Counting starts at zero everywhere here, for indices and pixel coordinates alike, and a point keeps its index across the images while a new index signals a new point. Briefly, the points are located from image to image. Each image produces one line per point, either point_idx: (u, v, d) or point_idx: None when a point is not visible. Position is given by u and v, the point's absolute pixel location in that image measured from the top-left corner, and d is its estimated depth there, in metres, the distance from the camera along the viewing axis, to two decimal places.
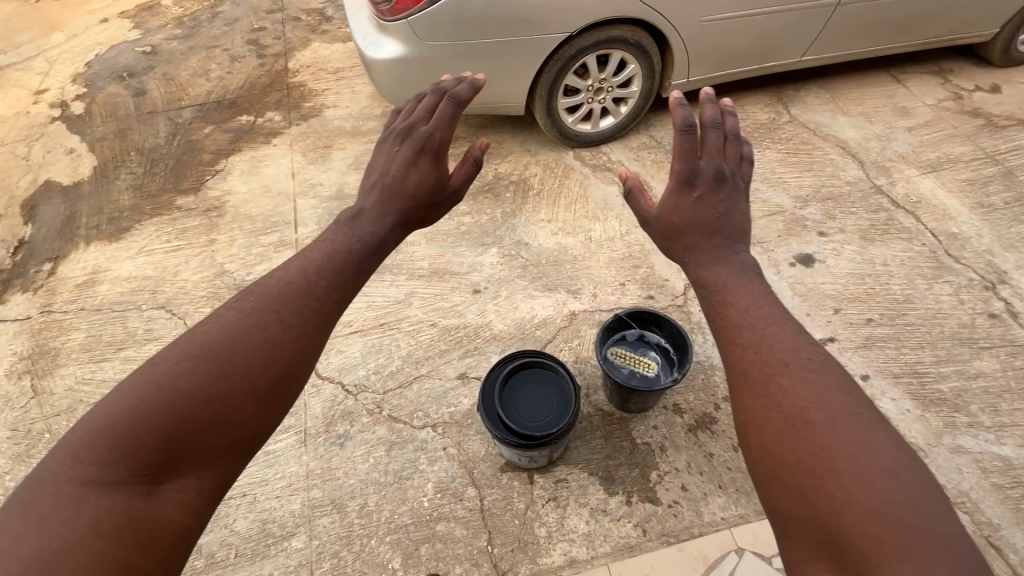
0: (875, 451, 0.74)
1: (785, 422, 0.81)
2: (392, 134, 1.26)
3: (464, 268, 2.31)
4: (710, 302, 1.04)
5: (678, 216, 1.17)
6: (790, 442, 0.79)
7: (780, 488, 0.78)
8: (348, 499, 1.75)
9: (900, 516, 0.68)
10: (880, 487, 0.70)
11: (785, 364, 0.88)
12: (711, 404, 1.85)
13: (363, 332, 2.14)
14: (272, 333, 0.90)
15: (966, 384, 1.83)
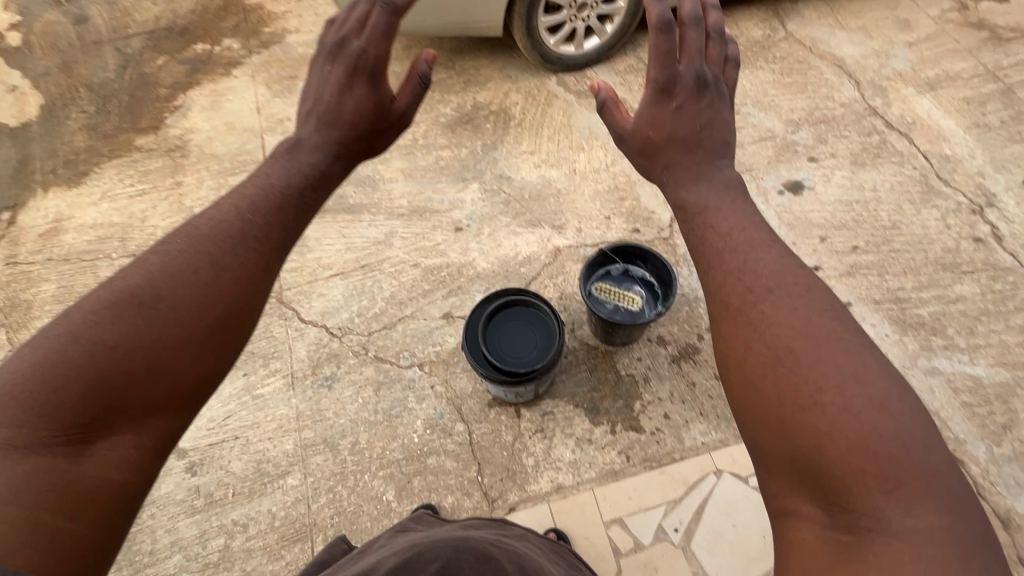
0: (862, 382, 0.74)
1: (768, 354, 0.80)
2: (322, 55, 1.21)
3: (445, 206, 2.23)
4: (690, 226, 1.05)
5: (655, 131, 1.17)
6: (773, 375, 0.78)
7: (761, 421, 0.78)
8: (339, 438, 1.78)
9: (883, 447, 0.69)
10: (866, 420, 0.70)
11: (768, 292, 0.86)
12: (694, 335, 1.87)
13: (344, 274, 2.10)
14: (204, 276, 0.87)
15: (945, 308, 1.85)
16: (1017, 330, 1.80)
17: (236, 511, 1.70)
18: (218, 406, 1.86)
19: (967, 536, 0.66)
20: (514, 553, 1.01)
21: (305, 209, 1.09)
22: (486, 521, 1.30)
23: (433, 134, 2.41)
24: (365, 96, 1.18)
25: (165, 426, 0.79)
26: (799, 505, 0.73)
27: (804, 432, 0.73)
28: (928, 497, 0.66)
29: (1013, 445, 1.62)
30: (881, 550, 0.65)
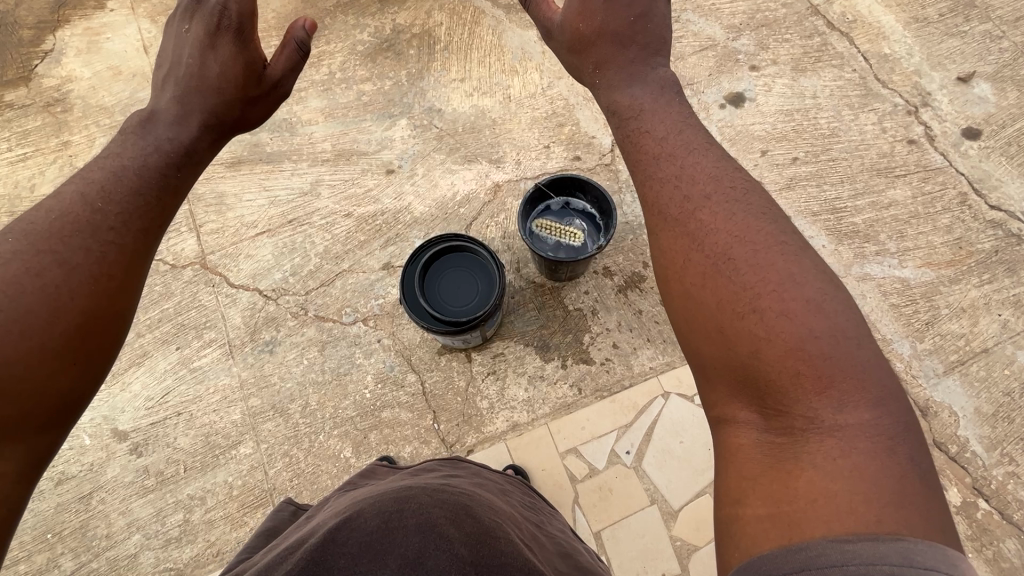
0: (798, 283, 0.73)
1: (707, 263, 0.78)
2: (180, 14, 1.10)
3: (372, 148, 2.07)
4: (624, 131, 0.99)
5: (586, 23, 1.08)
6: (713, 284, 0.77)
7: (702, 332, 0.77)
8: (288, 402, 1.73)
9: (817, 347, 0.69)
10: (801, 322, 0.70)
11: (708, 202, 0.83)
12: (639, 263, 1.85)
13: (272, 232, 1.95)
14: (51, 280, 0.75)
15: (878, 214, 1.89)
16: (943, 230, 1.85)
17: (191, 485, 1.65)
18: (154, 383, 1.77)
19: (894, 428, 0.67)
20: (453, 492, 1.01)
21: (169, 192, 0.95)
22: (440, 463, 1.31)
23: (350, 66, 2.19)
24: (229, 40, 1.07)
25: (25, 449, 0.70)
26: (737, 410, 0.73)
27: (741, 341, 0.72)
28: (858, 390, 0.67)
29: (934, 340, 1.71)
30: (811, 446, 0.66)
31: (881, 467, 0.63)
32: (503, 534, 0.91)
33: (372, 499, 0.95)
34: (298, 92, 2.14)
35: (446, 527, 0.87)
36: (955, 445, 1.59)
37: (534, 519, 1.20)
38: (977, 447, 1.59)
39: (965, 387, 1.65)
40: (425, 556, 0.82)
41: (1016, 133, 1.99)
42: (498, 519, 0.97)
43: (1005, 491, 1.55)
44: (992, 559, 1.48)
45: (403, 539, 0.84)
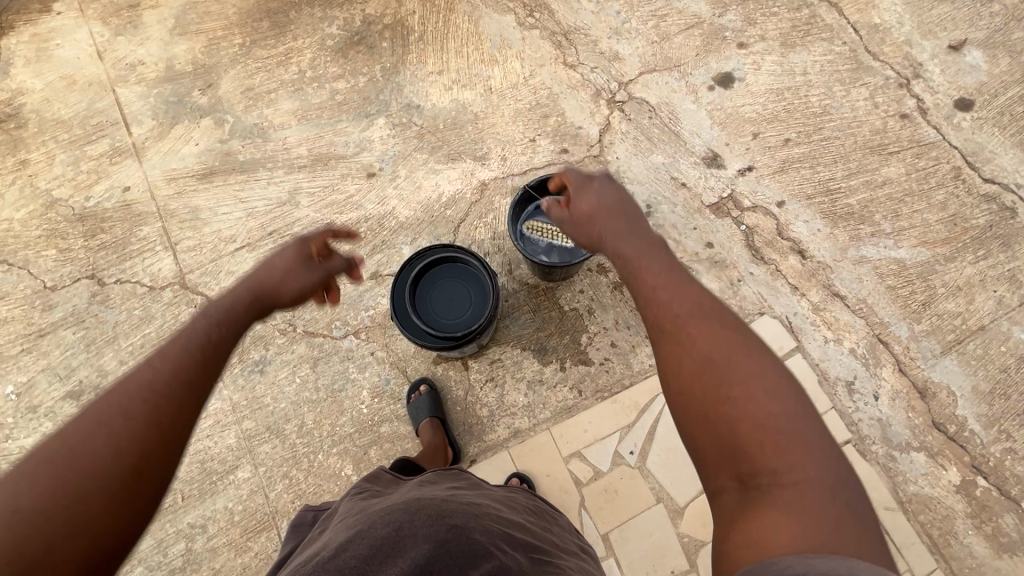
0: (759, 368, 0.72)
1: (688, 359, 0.76)
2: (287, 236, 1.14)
3: (350, 150, 1.98)
4: (627, 274, 0.92)
5: (587, 207, 1.04)
6: (692, 376, 0.74)
7: (690, 420, 0.74)
8: (284, 422, 1.69)
9: (780, 423, 0.67)
10: (763, 398, 0.69)
11: (682, 303, 0.82)
12: None
13: (252, 246, 1.87)
14: (110, 440, 0.69)
15: (872, 193, 1.86)
16: (938, 207, 1.83)
17: (191, 514, 1.62)
18: None
19: (851, 494, 0.65)
20: (466, 503, 0.98)
21: (217, 348, 0.85)
22: (444, 474, 1.27)
23: (321, 63, 2.08)
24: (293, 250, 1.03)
25: None
26: (722, 482, 0.71)
27: (718, 422, 0.70)
28: (808, 447, 0.66)
29: (931, 320, 1.70)
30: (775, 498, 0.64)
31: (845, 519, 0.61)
32: (507, 549, 0.88)
33: (383, 509, 0.94)
34: (268, 94, 2.04)
35: (456, 532, 0.87)
36: (954, 424, 1.60)
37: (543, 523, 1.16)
38: (976, 425, 1.60)
39: (962, 365, 1.66)
40: (431, 568, 0.81)
41: (1008, 101, 1.95)
42: (508, 530, 0.94)
43: (1003, 467, 1.56)
44: (991, 535, 1.51)
45: (413, 545, 0.84)
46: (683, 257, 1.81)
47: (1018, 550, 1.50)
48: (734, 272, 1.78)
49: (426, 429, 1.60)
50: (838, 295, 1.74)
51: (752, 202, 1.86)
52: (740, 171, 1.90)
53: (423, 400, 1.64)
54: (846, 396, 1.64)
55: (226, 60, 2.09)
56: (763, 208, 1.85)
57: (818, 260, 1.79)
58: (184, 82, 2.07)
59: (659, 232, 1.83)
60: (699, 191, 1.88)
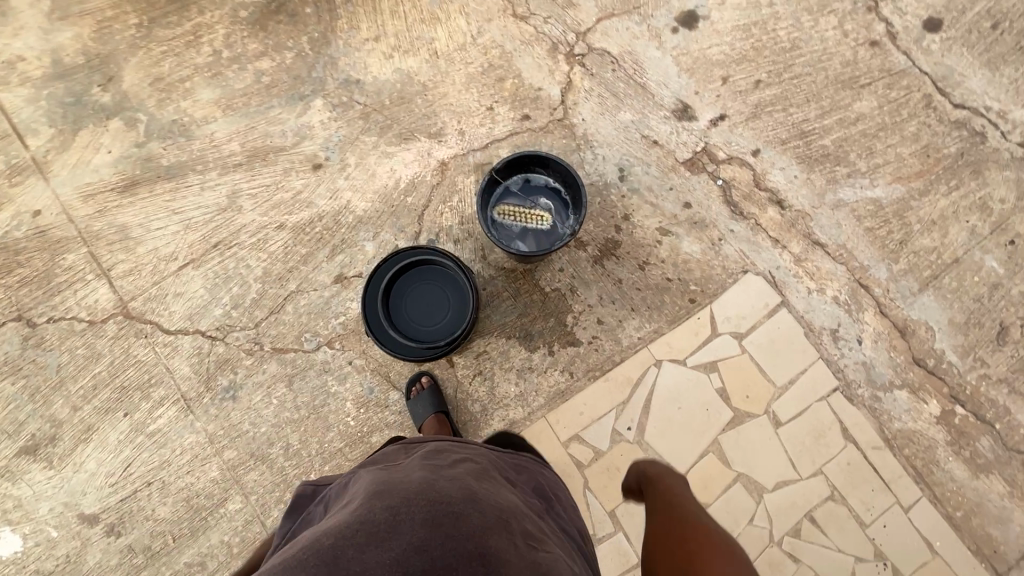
0: (721, 534, 1.04)
1: (674, 519, 1.11)
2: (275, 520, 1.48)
3: (290, 140, 1.77)
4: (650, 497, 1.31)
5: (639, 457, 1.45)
6: (673, 527, 1.08)
7: (661, 553, 1.03)
8: (268, 447, 1.60)
9: (723, 558, 0.95)
10: (718, 543, 1.00)
11: (681, 501, 1.19)
12: (612, 227, 1.73)
13: (197, 262, 1.69)
14: None
15: (846, 132, 1.80)
16: (911, 140, 1.79)
17: (186, 554, 1.55)
18: (111, 457, 1.59)
19: None
20: (471, 481, 0.91)
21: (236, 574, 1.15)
22: (448, 444, 1.06)
23: (237, 39, 1.81)
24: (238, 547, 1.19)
25: None
26: None
27: (683, 548, 1.01)
28: None
29: (909, 259, 1.71)
30: None
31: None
32: (505, 533, 0.81)
33: (383, 491, 0.85)
34: (183, 83, 1.78)
35: (456, 519, 0.81)
36: (933, 358, 1.65)
37: (545, 491, 1.04)
38: (953, 357, 1.65)
39: (938, 300, 1.68)
40: (426, 557, 0.76)
41: (976, 16, 1.87)
42: (508, 508, 0.86)
43: (979, 393, 1.63)
44: (969, 458, 1.60)
45: (409, 530, 0.78)
46: (662, 221, 1.73)
47: (993, 469, 1.59)
48: (714, 231, 1.72)
49: (430, 423, 1.54)
50: (818, 244, 1.72)
51: (727, 154, 1.77)
52: (712, 122, 1.79)
53: (424, 395, 1.58)
54: (832, 345, 1.65)
55: (123, 46, 1.79)
56: (739, 159, 1.77)
57: (797, 209, 1.74)
58: (79, 79, 1.78)
59: (635, 197, 1.74)
60: (672, 148, 1.78)
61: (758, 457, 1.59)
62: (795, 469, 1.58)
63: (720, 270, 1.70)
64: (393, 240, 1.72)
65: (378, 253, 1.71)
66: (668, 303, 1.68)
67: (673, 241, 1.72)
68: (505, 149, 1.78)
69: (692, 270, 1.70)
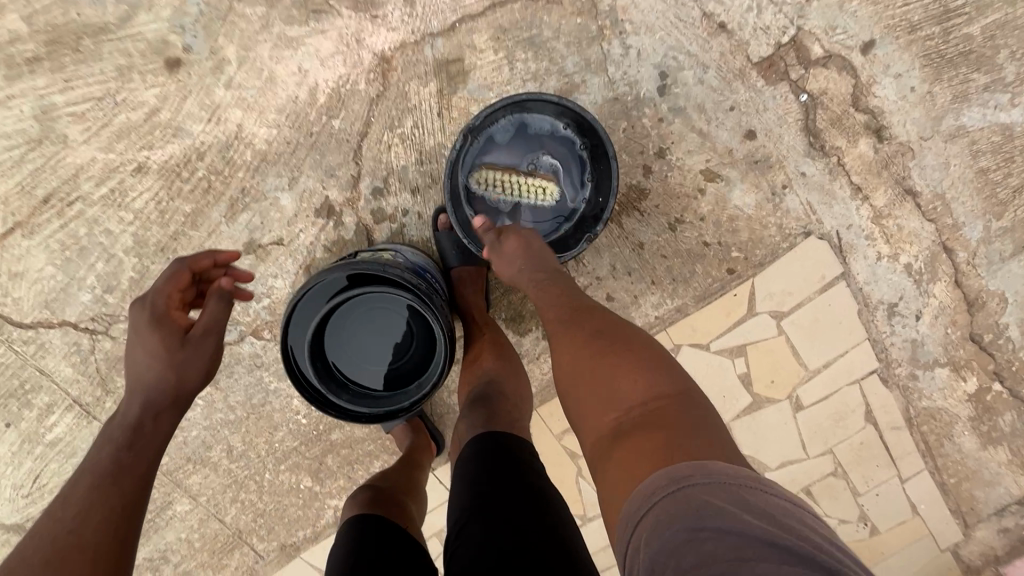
0: (621, 325, 0.77)
1: (562, 323, 0.80)
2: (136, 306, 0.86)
3: (112, 11, 1.05)
4: (528, 279, 0.89)
5: (518, 249, 0.92)
6: (573, 348, 0.76)
7: (575, 397, 0.74)
8: (206, 450, 1.35)
9: (620, 341, 0.74)
10: (616, 342, 0.74)
11: (556, 295, 0.84)
12: (638, 168, 1.21)
13: (29, 226, 1.14)
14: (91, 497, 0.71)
15: (1004, 12, 1.18)
16: None
17: (141, 550, 1.41)
18: (11, 469, 1.30)
19: (700, 406, 0.66)
20: None
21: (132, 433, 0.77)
22: None
23: None
24: (153, 326, 0.83)
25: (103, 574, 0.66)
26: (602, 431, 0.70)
27: (591, 373, 0.72)
28: (642, 361, 0.71)
29: (1015, 214, 1.30)
30: (642, 411, 0.66)
31: (723, 450, 0.61)
32: None
33: None
34: None
35: None
36: (990, 333, 1.40)
37: None
38: (1014, 332, 1.40)
39: None
40: None
41: None
42: None
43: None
44: (984, 432, 1.49)
45: None
46: (710, 159, 1.21)
47: (1005, 442, 1.50)
48: (779, 174, 1.23)
49: (403, 432, 1.25)
50: (911, 193, 1.27)
51: (824, 49, 1.16)
52: None
53: None
54: (884, 321, 1.36)
55: None
56: (839, 58, 1.17)
57: (898, 141, 1.23)
58: None
59: (677, 121, 1.18)
60: (746, 37, 1.14)
61: (768, 441, 1.44)
62: (804, 450, 1.45)
63: (775, 230, 1.27)
64: (320, 189, 1.16)
65: (301, 209, 1.16)
66: (699, 274, 1.29)
67: (720, 189, 1.23)
68: (484, 34, 1.10)
69: (738, 230, 1.26)
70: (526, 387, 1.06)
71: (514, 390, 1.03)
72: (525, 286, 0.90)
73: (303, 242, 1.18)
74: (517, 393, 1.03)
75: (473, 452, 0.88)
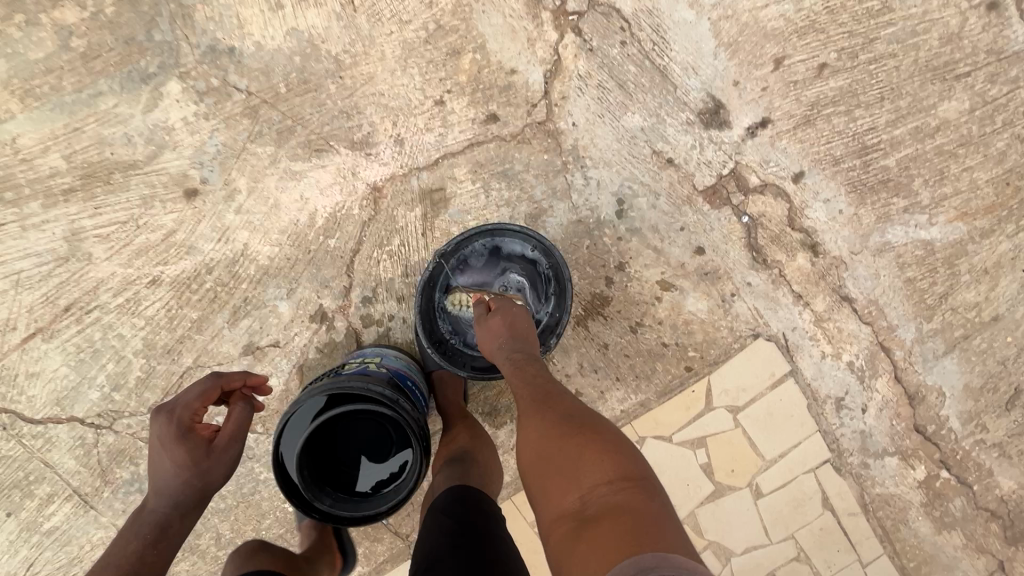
0: (589, 414, 0.86)
1: (535, 408, 0.88)
2: (164, 411, 0.93)
3: (141, 150, 1.21)
4: (508, 359, 0.98)
5: (501, 313, 1.04)
6: (544, 431, 0.83)
7: (542, 480, 0.80)
8: (195, 537, 1.41)
9: (589, 429, 0.81)
10: (585, 429, 0.81)
11: (533, 381, 0.93)
12: (601, 279, 1.35)
13: (50, 331, 1.26)
14: None
15: (918, 147, 1.36)
16: (994, 160, 1.37)
17: None
18: (6, 558, 1.36)
19: (656, 497, 0.72)
20: None
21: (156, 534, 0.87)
22: None
23: None
24: (182, 436, 0.91)
25: None
26: (565, 512, 0.74)
27: (560, 456, 0.79)
28: (608, 448, 0.78)
29: (943, 316, 1.44)
30: (603, 496, 0.72)
31: (678, 544, 0.65)
32: None
33: None
34: None
35: None
36: (933, 424, 1.50)
37: None
38: (955, 423, 1.50)
39: (961, 364, 1.47)
40: None
41: None
42: None
43: (968, 458, 1.52)
44: (937, 517, 1.54)
45: None
46: (665, 271, 1.35)
47: (958, 527, 1.54)
48: (727, 283, 1.37)
49: (309, 529, 1.33)
50: (847, 300, 1.41)
51: (761, 179, 1.34)
52: (749, 130, 1.32)
53: None
54: (833, 414, 1.47)
55: None
56: (774, 186, 1.34)
57: (832, 255, 1.39)
58: None
59: (634, 239, 1.33)
60: (691, 170, 1.32)
61: (732, 526, 1.51)
62: (767, 535, 1.52)
63: (727, 332, 1.40)
64: (315, 297, 1.28)
65: (297, 315, 1.29)
66: (660, 371, 1.41)
67: (675, 297, 1.37)
68: (463, 167, 1.27)
69: (694, 332, 1.39)
70: (497, 457, 1.18)
71: (486, 461, 1.14)
72: (501, 360, 0.99)
73: (297, 344, 1.29)
74: (488, 463, 1.14)
75: (443, 509, 0.96)
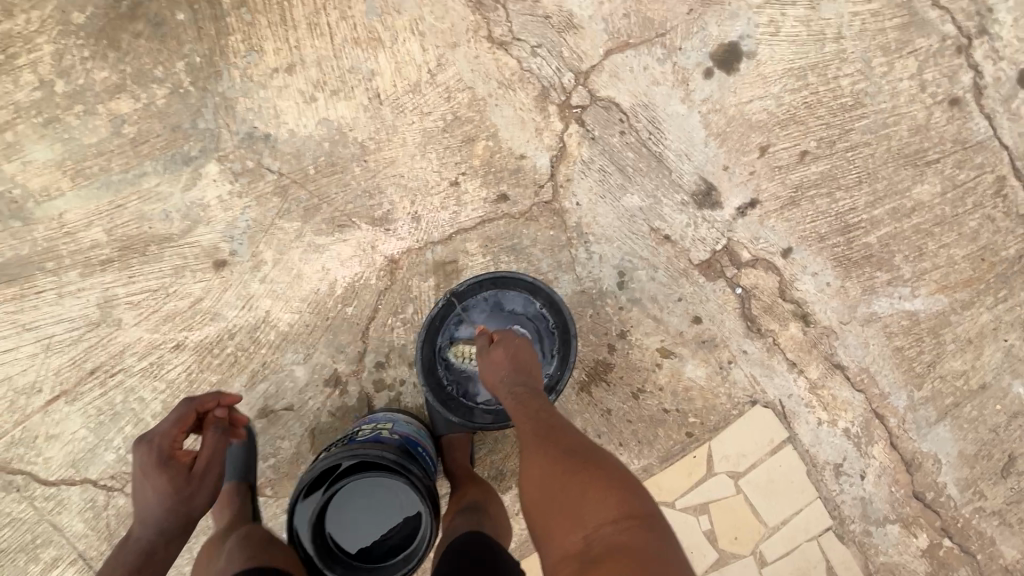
0: (592, 449, 0.89)
1: (539, 443, 0.91)
2: (142, 444, 1.00)
3: (176, 225, 1.31)
4: (512, 395, 1.02)
5: (505, 350, 1.08)
6: (548, 467, 0.87)
7: (547, 517, 0.83)
8: None
9: (592, 465, 0.85)
10: (587, 465, 0.85)
11: (536, 416, 0.96)
12: (604, 346, 1.42)
13: (74, 394, 1.31)
14: None
15: (897, 226, 1.47)
16: (968, 238, 1.47)
17: None
18: None
19: (659, 535, 0.76)
20: None
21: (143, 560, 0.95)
22: None
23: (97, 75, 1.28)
24: (160, 465, 0.99)
25: None
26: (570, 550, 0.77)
27: (563, 493, 0.82)
28: (611, 485, 0.81)
29: (933, 384, 1.50)
30: (608, 535, 0.75)
31: None
32: None
33: None
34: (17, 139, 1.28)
35: None
36: (932, 491, 1.52)
37: None
38: (953, 490, 1.53)
39: (954, 431, 1.51)
40: None
41: None
42: None
43: (969, 526, 1.53)
44: None
45: None
46: (664, 339, 1.42)
47: None
48: (724, 351, 1.44)
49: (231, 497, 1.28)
50: (839, 367, 1.47)
51: (752, 254, 1.43)
52: (739, 210, 1.43)
53: (235, 454, 1.30)
54: (833, 480, 1.50)
55: None
56: (764, 261, 1.44)
57: (822, 324, 1.46)
58: None
59: (634, 308, 1.41)
60: (687, 246, 1.41)
61: None
62: None
63: (726, 398, 1.45)
64: (331, 361, 1.34)
65: (312, 379, 1.34)
66: (661, 436, 1.45)
67: (675, 363, 1.43)
68: (475, 242, 1.36)
69: (693, 398, 1.45)
70: (506, 511, 1.22)
71: (497, 514, 1.18)
72: (504, 396, 1.03)
73: (312, 407, 1.34)
74: (499, 517, 1.18)
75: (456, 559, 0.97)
